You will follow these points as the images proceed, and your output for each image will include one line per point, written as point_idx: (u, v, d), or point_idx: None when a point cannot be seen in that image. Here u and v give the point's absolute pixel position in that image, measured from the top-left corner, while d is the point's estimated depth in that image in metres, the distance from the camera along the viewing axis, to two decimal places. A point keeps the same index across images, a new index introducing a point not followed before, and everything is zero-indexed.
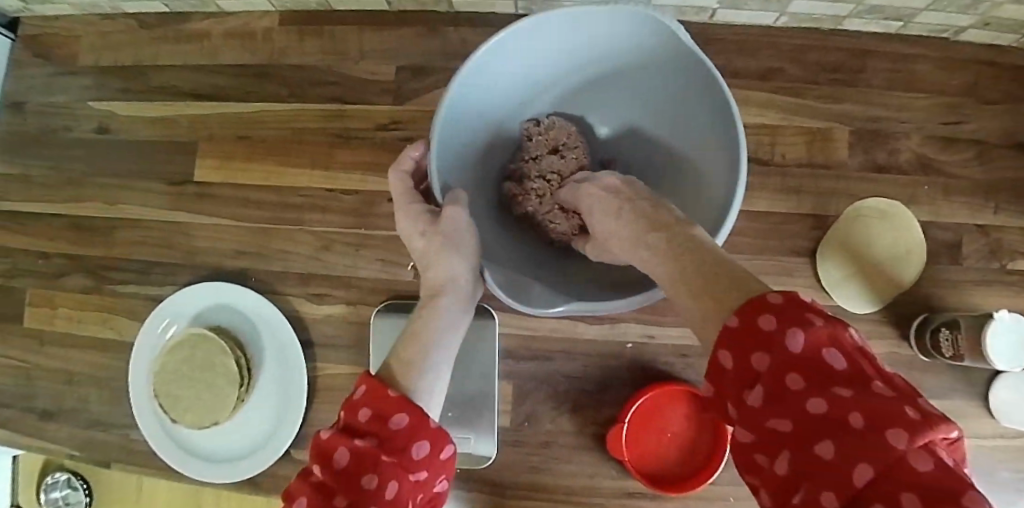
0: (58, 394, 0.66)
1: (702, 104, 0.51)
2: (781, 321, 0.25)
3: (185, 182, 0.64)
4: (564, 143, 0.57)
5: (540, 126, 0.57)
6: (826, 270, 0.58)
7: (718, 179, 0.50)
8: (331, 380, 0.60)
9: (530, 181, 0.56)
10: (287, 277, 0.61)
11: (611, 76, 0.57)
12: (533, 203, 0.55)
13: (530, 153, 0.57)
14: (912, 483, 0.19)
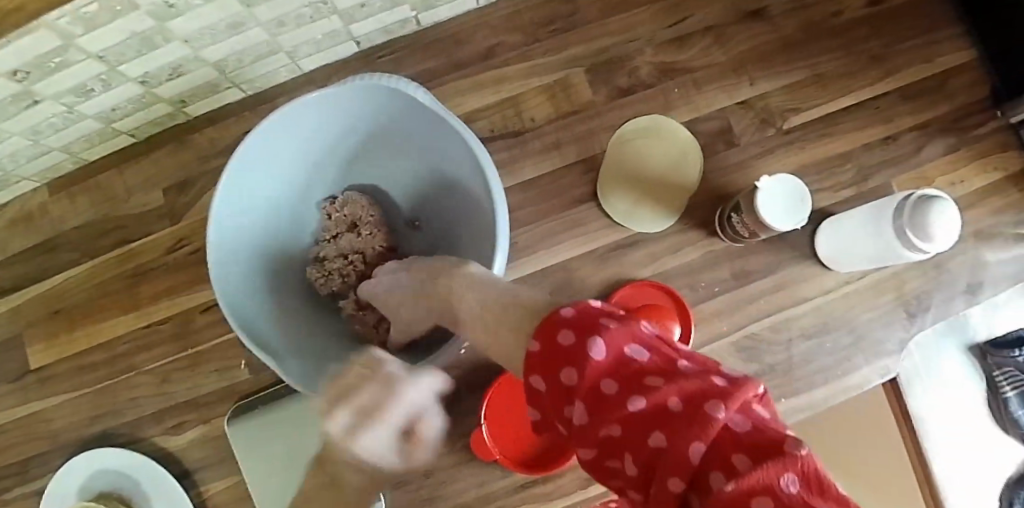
0: None
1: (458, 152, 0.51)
2: (574, 330, 0.23)
3: (23, 375, 0.66)
4: (360, 217, 0.57)
5: (335, 205, 0.57)
6: (613, 206, 0.60)
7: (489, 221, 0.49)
8: (219, 498, 0.61)
9: (330, 259, 0.57)
10: (143, 421, 0.63)
11: (386, 143, 0.56)
12: (337, 281, 0.56)
13: (329, 233, 0.57)
14: (734, 443, 0.16)
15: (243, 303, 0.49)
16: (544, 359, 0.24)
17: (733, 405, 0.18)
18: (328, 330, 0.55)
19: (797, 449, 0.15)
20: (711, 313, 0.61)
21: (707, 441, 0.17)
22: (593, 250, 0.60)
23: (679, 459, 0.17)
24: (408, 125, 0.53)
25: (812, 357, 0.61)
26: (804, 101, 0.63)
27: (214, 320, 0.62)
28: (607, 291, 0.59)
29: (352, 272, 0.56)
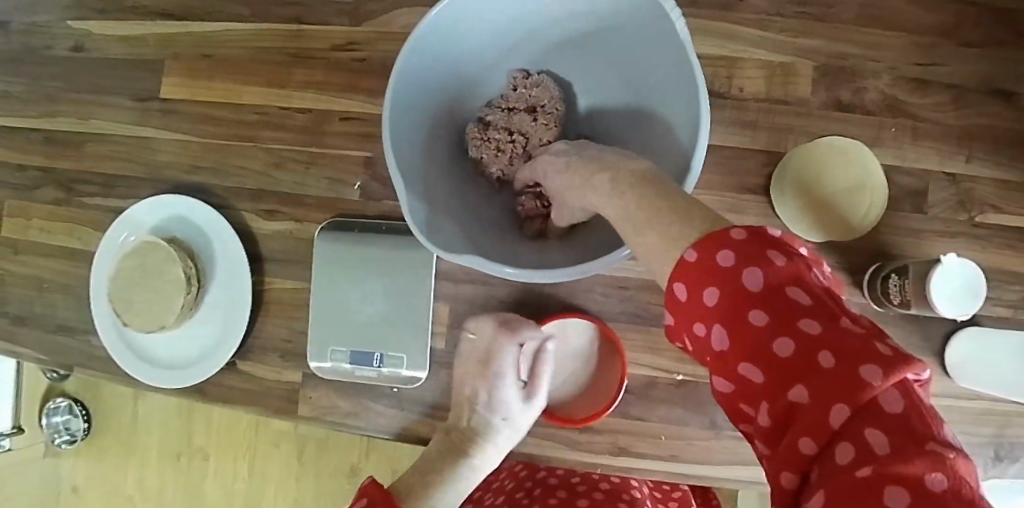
0: (27, 300, 0.69)
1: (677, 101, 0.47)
2: (735, 255, 0.28)
3: (150, 99, 0.66)
4: (543, 103, 0.54)
5: (528, 81, 0.54)
6: (782, 204, 0.57)
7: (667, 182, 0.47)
8: (277, 294, 0.61)
9: (495, 128, 0.54)
10: (241, 193, 0.62)
11: (606, 48, 0.52)
12: (489, 151, 0.54)
13: (507, 103, 0.55)
14: (882, 421, 0.22)
15: (403, 123, 0.48)
16: (699, 269, 0.30)
17: (893, 383, 0.23)
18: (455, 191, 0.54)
19: (948, 455, 0.20)
20: None
21: (861, 403, 0.23)
22: None
23: (827, 419, 0.23)
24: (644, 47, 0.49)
25: None
26: (1008, 203, 0.58)
27: (347, 131, 0.60)
28: None
29: (505, 150, 0.53)
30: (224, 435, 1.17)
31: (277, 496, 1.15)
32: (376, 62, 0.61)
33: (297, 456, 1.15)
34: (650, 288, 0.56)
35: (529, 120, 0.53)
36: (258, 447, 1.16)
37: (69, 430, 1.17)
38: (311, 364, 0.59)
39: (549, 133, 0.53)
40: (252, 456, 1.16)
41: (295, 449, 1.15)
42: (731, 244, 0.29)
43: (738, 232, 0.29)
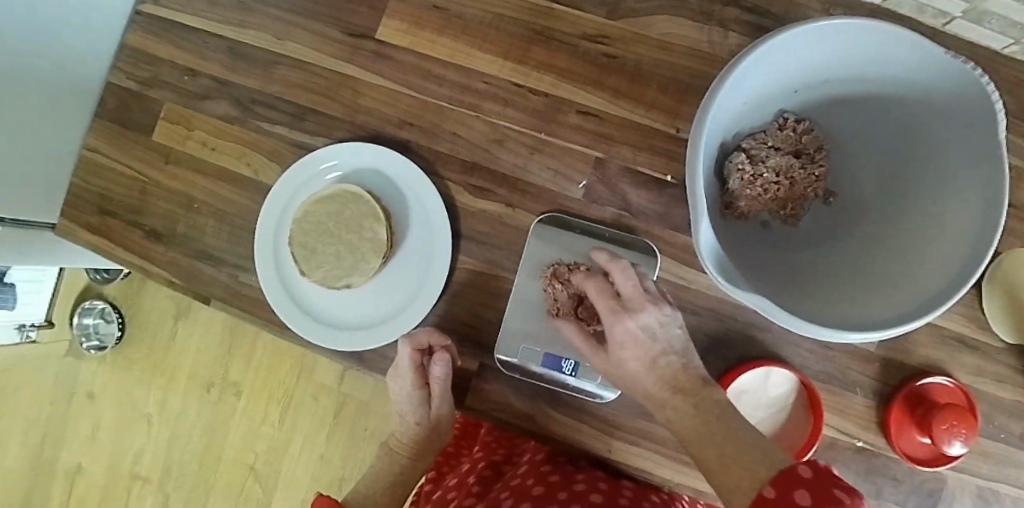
0: (172, 217, 0.63)
1: (967, 183, 0.46)
2: (817, 483, 0.30)
3: (363, 37, 0.61)
4: (809, 151, 0.55)
5: (799, 126, 0.54)
6: (991, 300, 0.58)
7: (958, 249, 0.45)
8: (469, 276, 0.58)
9: (761, 165, 0.53)
10: (450, 161, 0.59)
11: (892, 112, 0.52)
12: (755, 188, 0.53)
13: (774, 142, 0.54)
14: None
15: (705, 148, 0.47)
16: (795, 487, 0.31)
17: None
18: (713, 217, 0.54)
19: None
20: (981, 451, 0.59)
21: None
22: (938, 327, 0.58)
23: None
24: (940, 125, 0.49)
25: None
26: None
27: (582, 126, 0.58)
28: (923, 369, 0.58)
29: (769, 189, 0.54)
30: (260, 379, 1.09)
31: (303, 449, 1.07)
32: (628, 63, 0.58)
33: (332, 415, 1.06)
34: (852, 355, 0.57)
35: (794, 165, 0.54)
36: (295, 397, 1.08)
37: (99, 335, 1.12)
38: (496, 356, 0.56)
39: (811, 183, 0.55)
40: (288, 403, 1.08)
41: (333, 405, 1.06)
42: (800, 480, 0.31)
43: (806, 470, 0.31)
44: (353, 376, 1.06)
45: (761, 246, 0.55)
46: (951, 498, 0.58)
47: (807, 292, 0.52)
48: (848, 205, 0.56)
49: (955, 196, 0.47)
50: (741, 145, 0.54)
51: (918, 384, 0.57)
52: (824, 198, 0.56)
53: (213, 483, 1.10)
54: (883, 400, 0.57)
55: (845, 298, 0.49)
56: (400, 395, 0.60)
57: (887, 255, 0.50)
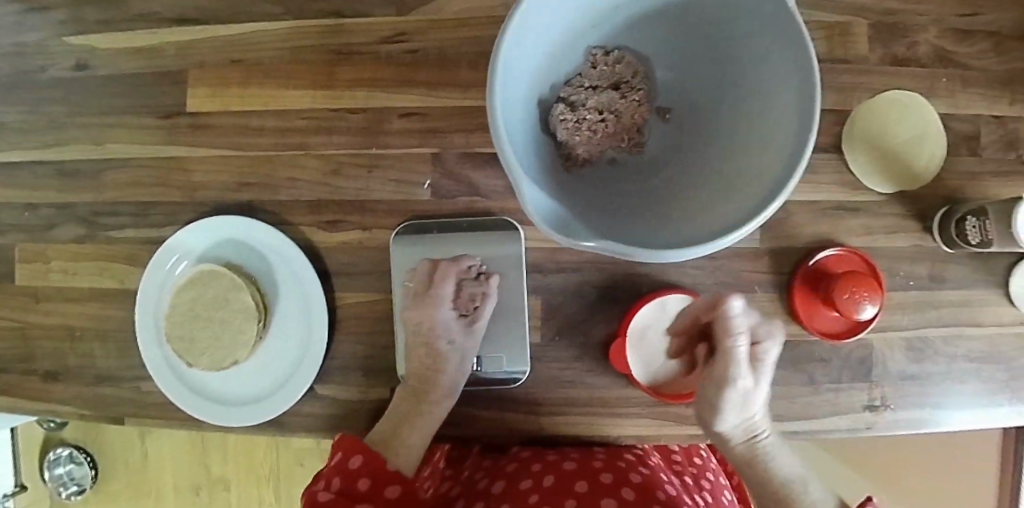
0: (56, 352, 0.62)
1: (777, 70, 0.45)
2: None
3: (177, 115, 0.60)
4: (626, 80, 0.54)
5: (609, 59, 0.54)
6: (854, 159, 0.58)
7: (780, 142, 0.44)
8: (352, 310, 0.58)
9: (582, 107, 0.53)
10: (298, 206, 0.58)
11: (694, 18, 0.51)
12: (583, 132, 0.53)
13: (590, 81, 0.54)
14: None
15: (510, 115, 0.46)
16: None
17: None
18: (554, 175, 0.52)
19: None
20: (895, 304, 0.59)
21: None
22: (815, 202, 0.58)
23: None
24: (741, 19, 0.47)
25: (968, 379, 0.60)
26: None
27: (409, 129, 0.57)
28: (814, 246, 0.58)
29: (597, 129, 0.53)
30: (245, 466, 1.09)
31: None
32: (431, 52, 0.58)
33: None
34: (740, 257, 0.57)
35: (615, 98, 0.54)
36: (286, 469, 1.08)
37: (75, 479, 1.11)
38: (401, 376, 0.56)
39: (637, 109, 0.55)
40: (279, 477, 1.08)
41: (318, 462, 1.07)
42: None
43: None
44: None
45: (610, 182, 0.55)
46: (880, 357, 0.59)
47: (667, 215, 0.50)
48: (682, 117, 0.55)
49: (775, 86, 0.45)
50: (561, 94, 0.53)
51: (813, 262, 0.57)
52: (660, 116, 0.55)
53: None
54: (784, 290, 0.57)
55: (696, 210, 0.49)
56: (418, 341, 0.55)
57: (726, 158, 0.50)
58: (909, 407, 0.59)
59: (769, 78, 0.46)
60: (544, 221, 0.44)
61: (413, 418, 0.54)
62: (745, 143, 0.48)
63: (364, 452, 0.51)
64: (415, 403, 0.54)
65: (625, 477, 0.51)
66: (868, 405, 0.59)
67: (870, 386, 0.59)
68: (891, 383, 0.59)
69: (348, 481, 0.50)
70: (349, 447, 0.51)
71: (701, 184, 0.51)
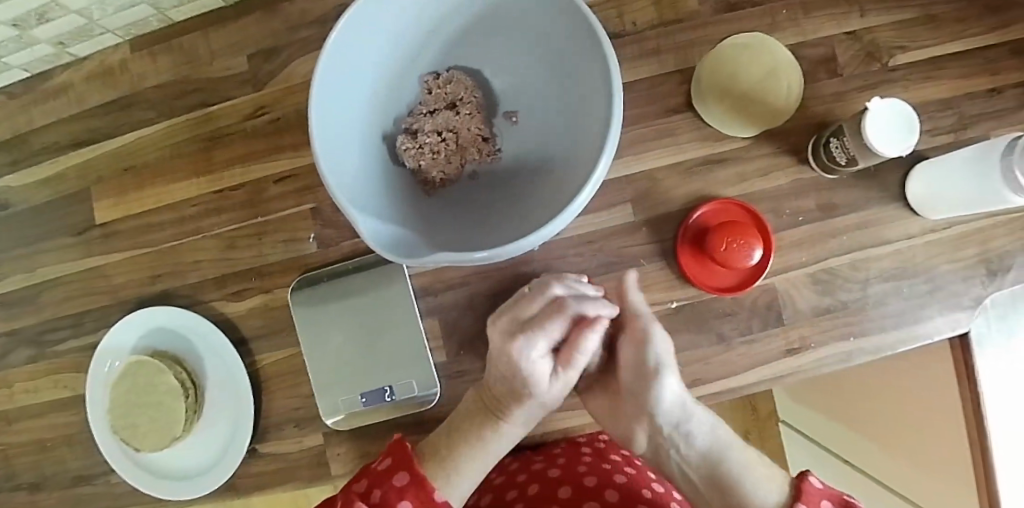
0: (35, 464, 0.67)
1: (584, 58, 0.50)
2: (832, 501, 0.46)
3: (89, 229, 0.66)
4: (461, 97, 0.56)
5: (440, 81, 0.56)
6: (709, 112, 0.58)
7: (595, 123, 0.50)
8: (273, 369, 0.61)
9: (422, 133, 0.55)
10: (206, 284, 0.62)
11: (504, 27, 0.54)
12: (427, 157, 0.55)
13: (428, 107, 0.56)
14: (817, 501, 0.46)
15: (343, 162, 0.51)
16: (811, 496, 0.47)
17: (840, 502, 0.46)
18: (412, 204, 0.56)
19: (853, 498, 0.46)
20: (790, 243, 0.59)
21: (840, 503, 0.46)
22: (681, 163, 0.58)
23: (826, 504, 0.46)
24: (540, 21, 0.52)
25: (887, 300, 0.59)
26: (913, 40, 0.60)
27: (287, 191, 0.61)
28: (691, 205, 0.58)
29: (441, 150, 0.55)
30: None
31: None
32: (291, 117, 0.62)
33: None
34: (618, 234, 0.58)
35: (453, 116, 0.56)
36: None
37: None
38: (328, 421, 0.59)
39: (477, 121, 0.56)
40: None
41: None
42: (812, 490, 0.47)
43: (808, 490, 0.47)
44: None
45: (471, 196, 0.57)
46: (787, 299, 0.58)
47: (524, 211, 0.55)
48: (526, 117, 0.57)
49: (585, 72, 0.51)
50: (403, 126, 0.57)
51: (691, 221, 0.57)
52: (507, 119, 0.57)
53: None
54: (671, 255, 0.58)
55: (546, 201, 0.53)
56: (499, 361, 0.50)
57: (565, 147, 0.54)
58: (831, 341, 0.59)
59: (581, 67, 0.51)
60: (384, 248, 0.48)
61: (474, 432, 0.51)
62: (575, 130, 0.53)
63: (411, 469, 0.48)
64: (486, 417, 0.52)
65: (608, 478, 0.55)
66: (788, 350, 0.58)
67: (785, 330, 0.58)
68: (806, 322, 0.59)
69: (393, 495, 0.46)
70: (401, 454, 0.49)
71: (548, 177, 0.55)
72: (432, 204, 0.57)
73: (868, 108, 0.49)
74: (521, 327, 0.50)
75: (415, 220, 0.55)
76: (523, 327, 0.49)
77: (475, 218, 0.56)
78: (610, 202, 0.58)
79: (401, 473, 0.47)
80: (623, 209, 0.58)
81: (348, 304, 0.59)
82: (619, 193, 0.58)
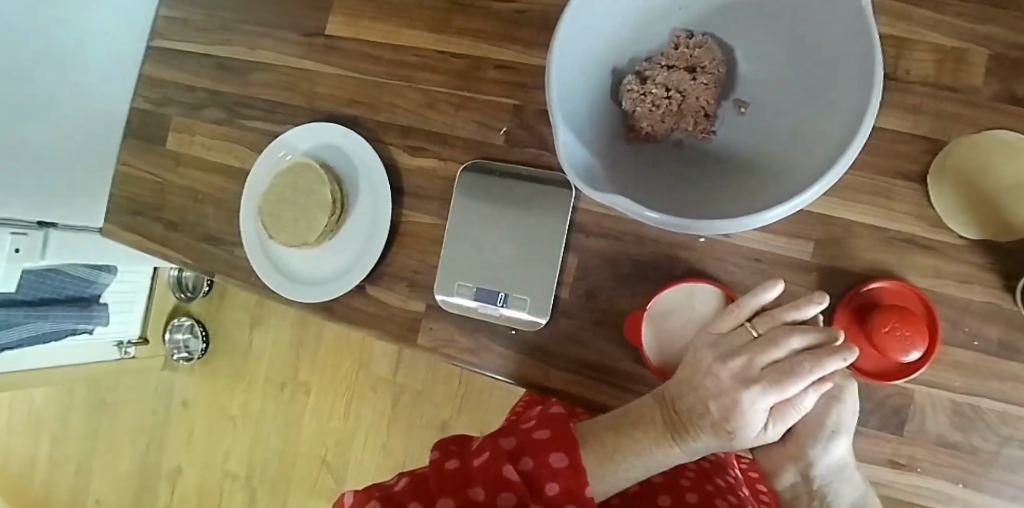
0: (182, 209, 0.75)
1: (850, 77, 0.48)
2: None
3: (315, 35, 0.70)
4: (703, 65, 0.56)
5: (690, 42, 0.56)
6: (940, 194, 0.54)
7: (830, 143, 0.48)
8: (411, 228, 0.64)
9: (652, 82, 0.55)
10: (390, 127, 0.66)
11: (778, 17, 0.54)
12: (646, 105, 0.55)
13: (667, 60, 0.56)
14: None
15: (569, 75, 0.52)
16: None
17: None
18: (612, 144, 0.57)
19: None
20: (953, 362, 0.55)
21: None
22: (884, 230, 0.55)
23: None
24: (819, 21, 0.50)
25: (1022, 468, 0.53)
26: None
27: (499, 80, 0.63)
28: (871, 276, 0.55)
29: (661, 105, 0.55)
30: (327, 380, 1.17)
31: (368, 446, 1.13)
32: (535, 15, 0.62)
33: (389, 405, 1.12)
34: (785, 266, 0.56)
35: (687, 79, 0.55)
36: (354, 389, 1.15)
37: (188, 348, 1.28)
38: (437, 297, 0.62)
39: (707, 92, 0.56)
40: (351, 396, 1.15)
41: (389, 397, 1.12)
42: None
43: None
44: (407, 365, 1.11)
45: (666, 161, 0.57)
46: (919, 412, 0.55)
47: (711, 198, 0.54)
48: (757, 114, 0.56)
49: (845, 92, 0.48)
50: (636, 67, 0.57)
51: (864, 291, 0.54)
52: (736, 107, 0.56)
53: (292, 479, 1.19)
54: (827, 312, 0.55)
55: (740, 198, 0.52)
56: (719, 402, 0.44)
57: (783, 155, 0.53)
58: (940, 476, 0.55)
59: (842, 85, 0.48)
60: (571, 168, 0.49)
61: (647, 446, 0.47)
62: (801, 144, 0.51)
63: (566, 449, 0.45)
64: (662, 432, 0.47)
65: (711, 502, 0.52)
66: (891, 461, 0.56)
67: (902, 440, 0.55)
68: (927, 444, 0.55)
69: (544, 473, 0.43)
70: (556, 429, 0.46)
71: (750, 178, 0.54)
72: (627, 153, 0.57)
73: None
74: (759, 374, 0.43)
75: (604, 159, 0.55)
76: (760, 376, 0.43)
77: (662, 184, 0.56)
78: (794, 231, 0.56)
79: (556, 452, 0.45)
80: (803, 246, 0.56)
81: (506, 208, 0.60)
82: (809, 227, 0.56)
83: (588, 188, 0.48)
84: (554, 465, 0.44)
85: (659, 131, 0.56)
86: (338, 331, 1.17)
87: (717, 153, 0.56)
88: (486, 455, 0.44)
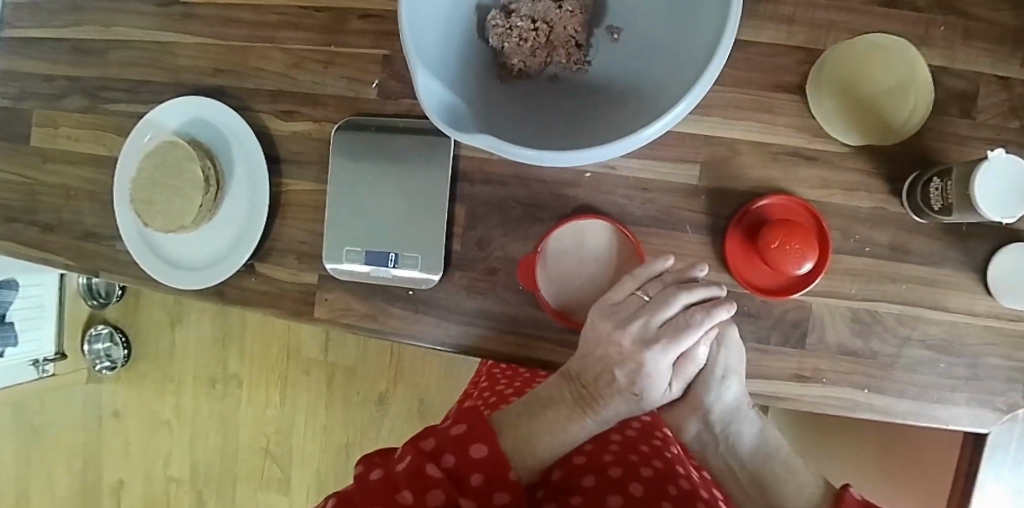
0: (55, 207, 0.70)
1: None
2: None
3: (171, 4, 0.65)
4: None
5: None
6: (819, 104, 0.53)
7: (695, 55, 0.46)
8: (294, 197, 0.61)
9: (516, 15, 0.52)
10: (260, 94, 0.62)
11: None
12: (512, 40, 0.52)
13: None
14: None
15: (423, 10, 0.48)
16: None
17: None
18: (485, 86, 0.54)
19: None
20: (845, 270, 0.54)
21: None
22: (766, 145, 0.54)
23: None
24: None
25: (919, 367, 0.54)
26: None
27: (366, 30, 0.59)
28: (759, 193, 0.54)
29: (529, 38, 0.52)
30: (258, 368, 1.15)
31: (306, 434, 1.13)
32: None
33: (325, 387, 1.12)
34: (672, 192, 0.55)
35: (552, 9, 0.53)
36: (288, 375, 1.14)
37: (110, 357, 1.23)
38: (326, 265, 0.59)
39: (575, 21, 0.53)
40: (284, 383, 1.14)
41: (323, 378, 1.12)
42: None
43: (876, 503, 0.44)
44: (337, 345, 1.11)
45: (542, 99, 0.55)
46: (817, 324, 0.55)
47: (587, 129, 0.52)
48: (628, 39, 0.53)
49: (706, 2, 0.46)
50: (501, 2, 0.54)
51: (754, 209, 0.53)
52: (608, 35, 0.54)
53: (235, 476, 1.18)
54: (720, 234, 0.54)
55: (614, 126, 0.50)
56: (603, 350, 0.46)
57: (653, 77, 0.51)
58: (842, 384, 0.55)
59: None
60: (433, 108, 0.45)
61: (558, 424, 0.46)
62: (671, 63, 0.49)
63: (486, 439, 0.41)
64: (570, 407, 0.47)
65: (635, 469, 0.45)
66: (797, 375, 0.55)
67: (803, 353, 0.55)
68: (828, 355, 0.55)
69: (465, 464, 0.39)
70: (469, 419, 0.43)
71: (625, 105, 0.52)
72: (501, 94, 0.55)
73: (982, 174, 0.44)
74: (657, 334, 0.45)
75: (475, 101, 0.52)
76: (658, 335, 0.45)
77: (539, 122, 0.53)
78: (679, 156, 0.55)
79: (477, 443, 0.41)
80: (689, 169, 0.55)
81: (385, 164, 0.57)
82: (692, 151, 0.55)
83: (449, 128, 0.44)
84: (478, 457, 0.40)
85: (530, 67, 0.54)
86: (261, 320, 1.15)
87: (592, 83, 0.54)
88: (407, 461, 0.39)
